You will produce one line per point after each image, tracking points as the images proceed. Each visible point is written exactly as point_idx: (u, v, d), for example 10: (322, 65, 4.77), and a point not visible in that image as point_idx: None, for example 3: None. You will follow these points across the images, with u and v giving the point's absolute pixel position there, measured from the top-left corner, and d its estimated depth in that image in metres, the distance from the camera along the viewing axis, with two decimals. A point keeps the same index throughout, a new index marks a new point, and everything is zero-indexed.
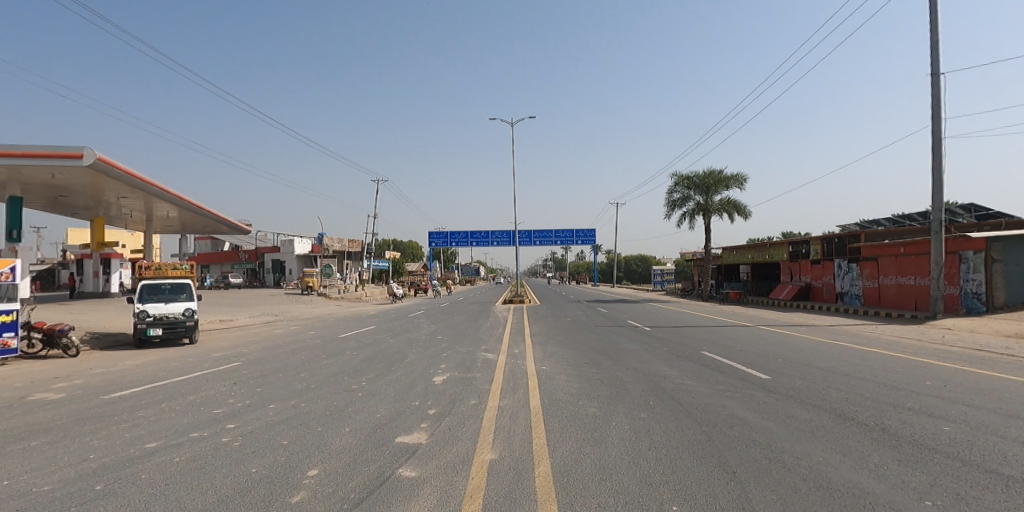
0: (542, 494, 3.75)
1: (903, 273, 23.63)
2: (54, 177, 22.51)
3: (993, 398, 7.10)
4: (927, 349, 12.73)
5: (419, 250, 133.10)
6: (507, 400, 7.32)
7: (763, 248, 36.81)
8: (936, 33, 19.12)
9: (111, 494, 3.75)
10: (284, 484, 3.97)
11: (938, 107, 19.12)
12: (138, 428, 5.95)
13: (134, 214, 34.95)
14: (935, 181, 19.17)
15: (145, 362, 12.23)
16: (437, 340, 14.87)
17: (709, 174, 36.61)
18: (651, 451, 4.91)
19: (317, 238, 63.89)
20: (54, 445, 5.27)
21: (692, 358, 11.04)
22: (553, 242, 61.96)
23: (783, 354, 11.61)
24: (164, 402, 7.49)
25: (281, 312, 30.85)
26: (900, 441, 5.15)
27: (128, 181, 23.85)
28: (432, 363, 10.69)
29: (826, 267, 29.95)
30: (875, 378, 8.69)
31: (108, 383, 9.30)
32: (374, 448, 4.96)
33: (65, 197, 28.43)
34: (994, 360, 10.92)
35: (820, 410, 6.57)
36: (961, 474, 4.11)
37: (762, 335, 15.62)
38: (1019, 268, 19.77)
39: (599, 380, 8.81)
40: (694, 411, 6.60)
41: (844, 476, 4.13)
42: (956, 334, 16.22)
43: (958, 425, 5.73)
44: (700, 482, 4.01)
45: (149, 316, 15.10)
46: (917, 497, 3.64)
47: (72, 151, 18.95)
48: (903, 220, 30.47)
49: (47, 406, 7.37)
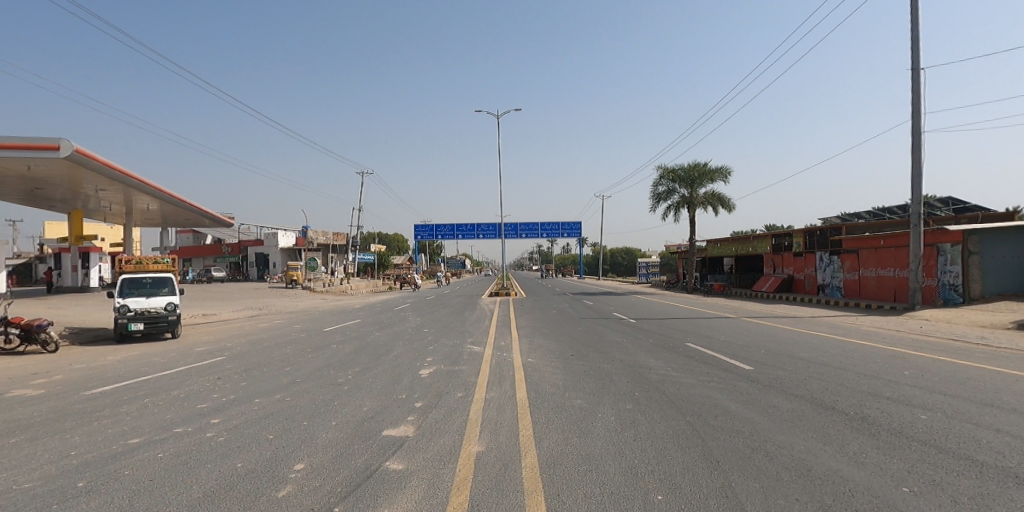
0: (529, 485, 3.78)
1: (883, 265, 24.10)
2: (30, 169, 21.95)
3: (967, 387, 7.30)
4: (905, 340, 13.06)
5: (405, 243, 132.35)
6: (493, 392, 7.35)
7: (747, 240, 37.24)
8: (917, 28, 19.38)
9: (92, 491, 3.69)
10: (270, 478, 3.96)
11: (918, 101, 19.43)
12: (120, 425, 5.85)
13: (113, 207, 34.24)
14: (915, 174, 19.53)
15: (127, 357, 12.02)
16: (423, 333, 14.82)
17: (694, 166, 36.85)
18: (635, 442, 4.97)
19: (302, 230, 63.25)
20: (32, 442, 5.15)
21: (676, 350, 11.17)
22: (539, 235, 62.10)
23: (766, 346, 11.80)
24: (147, 397, 7.39)
25: (265, 306, 30.60)
26: (879, 429, 5.28)
27: (107, 174, 23.34)
28: (419, 356, 10.71)
29: (809, 260, 30.41)
30: (855, 369, 8.88)
31: (87, 379, 9.11)
32: (361, 442, 4.97)
33: (41, 190, 27.78)
34: (970, 351, 11.21)
35: (802, 400, 6.70)
36: (938, 461, 4.24)
37: (746, 327, 15.84)
38: (995, 260, 20.27)
39: (584, 372, 8.89)
40: (678, 402, 6.69)
41: (825, 464, 4.23)
42: (934, 325, 16.65)
43: (935, 413, 5.89)
44: (683, 472, 4.08)
45: (130, 311, 14.83)
46: (895, 483, 3.75)
47: (49, 143, 18.56)
48: (884, 213, 31.02)
49: (26, 403, 7.21)
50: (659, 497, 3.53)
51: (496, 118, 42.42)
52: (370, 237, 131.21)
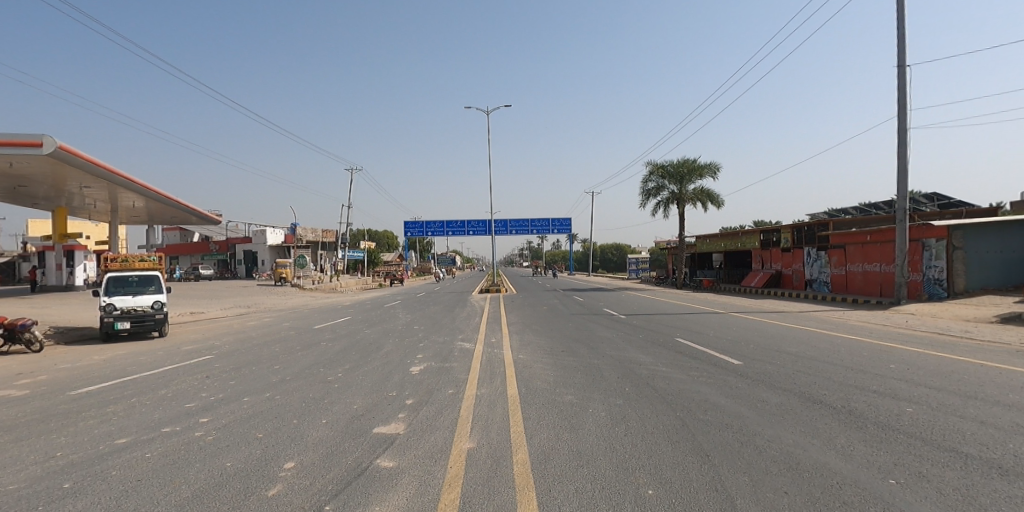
0: (521, 480, 3.82)
1: (869, 260, 24.41)
2: (11, 166, 21.47)
3: (952, 380, 7.45)
4: (890, 334, 13.26)
5: (395, 240, 132.32)
6: (484, 389, 7.36)
7: (736, 237, 37.52)
8: (903, 26, 19.59)
9: (80, 492, 3.66)
10: (260, 477, 3.94)
11: (904, 96, 19.65)
12: (107, 424, 5.80)
13: (98, 204, 33.68)
14: (902, 170, 19.78)
15: (115, 356, 11.89)
16: (414, 330, 14.79)
17: (683, 163, 37.02)
18: (627, 436, 5.01)
19: (291, 227, 62.83)
20: (16, 443, 5.07)
21: (666, 345, 11.24)
22: (529, 231, 61.98)
23: (755, 340, 11.92)
24: (134, 397, 7.30)
25: (253, 303, 30.36)
26: (866, 423, 5.37)
27: (91, 171, 22.87)
28: (409, 353, 10.69)
29: (797, 255, 30.74)
30: (842, 363, 9.02)
31: (73, 379, 9.00)
32: (352, 439, 4.96)
33: (24, 187, 27.23)
34: (956, 344, 11.37)
35: (791, 394, 6.78)
36: (925, 453, 4.31)
37: (734, 321, 15.96)
38: (978, 255, 20.61)
39: (574, 367, 8.95)
40: (669, 397, 6.75)
41: (813, 457, 4.29)
42: (920, 319, 16.92)
43: (919, 406, 6.01)
44: (674, 466, 4.13)
45: (116, 309, 14.62)
46: (882, 475, 3.82)
47: (31, 139, 18.15)
48: (869, 209, 31.55)
49: (11, 403, 7.14)
50: (649, 492, 3.57)
51: (488, 115, 43.08)
52: (360, 234, 130.70)
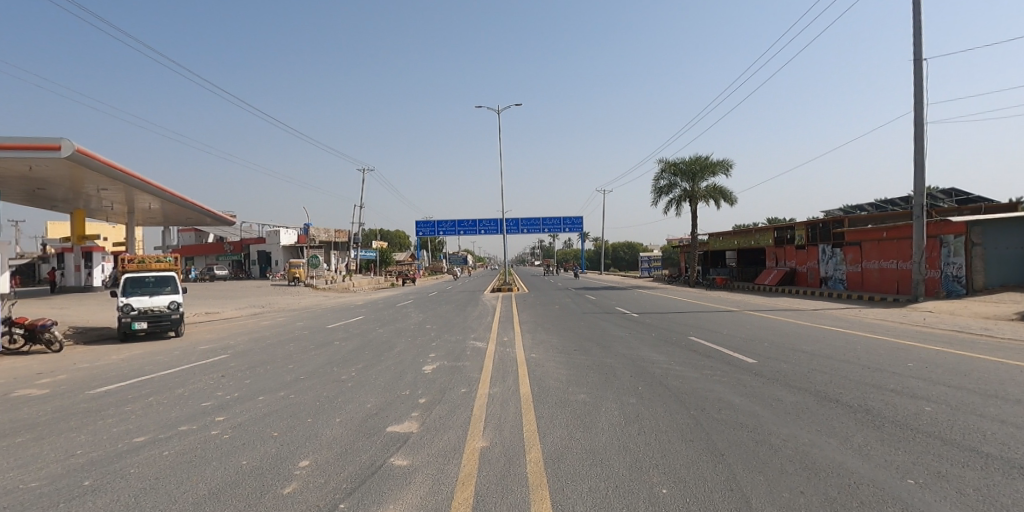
0: (533, 480, 3.80)
1: (885, 257, 24.02)
2: (31, 169, 21.94)
3: (973, 379, 7.26)
4: (909, 332, 12.97)
5: (406, 240, 132.90)
6: (496, 388, 7.34)
7: (748, 234, 37.18)
8: (920, 18, 19.22)
9: (99, 489, 3.71)
10: (275, 476, 3.96)
11: (921, 90, 19.29)
12: (124, 423, 5.87)
13: (115, 206, 34.25)
14: (919, 164, 19.41)
15: (132, 356, 12.08)
16: (426, 329, 14.85)
17: (695, 160, 36.71)
18: (640, 435, 4.97)
19: (303, 227, 63.40)
20: (38, 442, 5.17)
21: (679, 344, 11.13)
22: (540, 230, 61.91)
23: (769, 339, 11.77)
24: (152, 396, 7.42)
25: (266, 303, 30.68)
26: (883, 422, 5.27)
27: (108, 173, 23.25)
28: (421, 352, 10.72)
29: (811, 252, 30.35)
30: (860, 361, 8.85)
31: (92, 378, 9.15)
32: (365, 439, 4.97)
33: (44, 191, 27.83)
34: (976, 342, 11.13)
35: (806, 393, 6.67)
36: (944, 453, 4.23)
37: (747, 320, 15.78)
38: (996, 252, 20.21)
39: (587, 366, 8.90)
40: (682, 396, 6.68)
41: (830, 456, 4.23)
42: (939, 316, 16.60)
43: (939, 405, 5.88)
44: (688, 466, 4.08)
45: (134, 309, 14.85)
46: (900, 475, 3.75)
47: (50, 143, 18.53)
48: (886, 205, 31.05)
49: (33, 402, 7.28)
50: (663, 491, 3.54)
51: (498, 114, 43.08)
52: (371, 234, 131.49)
